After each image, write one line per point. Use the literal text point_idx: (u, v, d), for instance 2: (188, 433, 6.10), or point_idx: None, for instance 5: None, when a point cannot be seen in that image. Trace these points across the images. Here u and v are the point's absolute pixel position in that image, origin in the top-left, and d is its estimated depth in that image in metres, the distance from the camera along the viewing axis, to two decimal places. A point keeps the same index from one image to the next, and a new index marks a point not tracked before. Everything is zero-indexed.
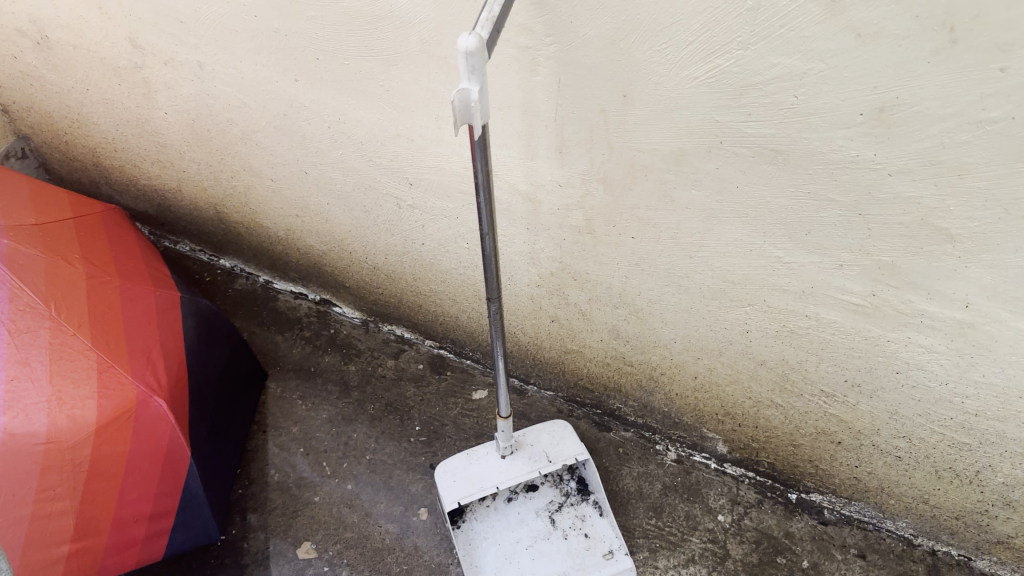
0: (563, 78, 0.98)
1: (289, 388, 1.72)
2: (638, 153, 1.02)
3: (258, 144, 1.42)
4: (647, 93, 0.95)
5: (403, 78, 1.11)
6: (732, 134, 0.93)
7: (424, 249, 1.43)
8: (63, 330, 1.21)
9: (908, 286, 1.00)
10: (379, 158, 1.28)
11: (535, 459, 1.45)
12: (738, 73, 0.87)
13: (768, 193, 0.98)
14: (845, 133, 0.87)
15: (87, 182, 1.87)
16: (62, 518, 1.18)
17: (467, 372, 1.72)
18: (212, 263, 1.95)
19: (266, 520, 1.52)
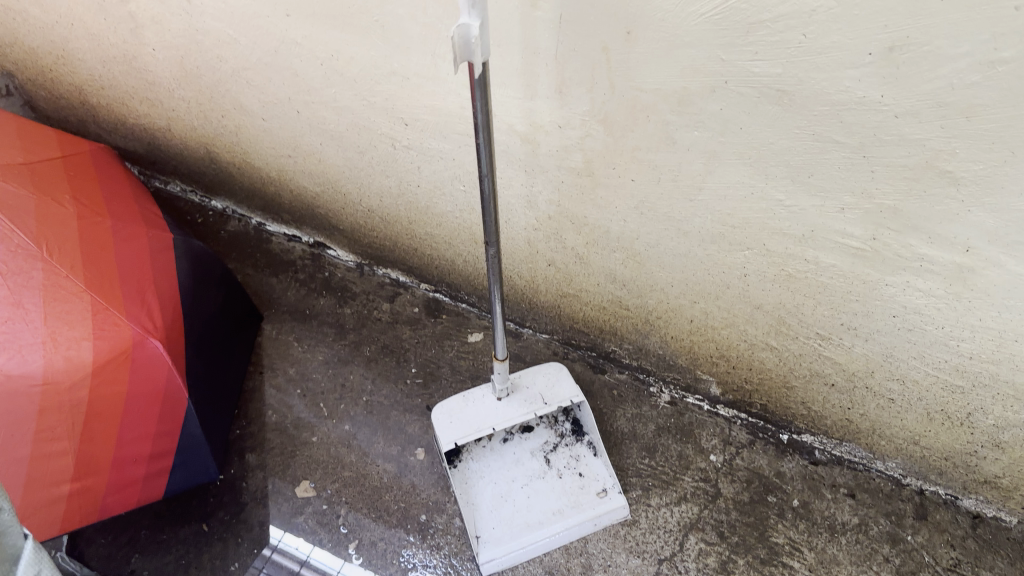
0: (563, 14, 0.95)
1: (284, 330, 1.72)
2: (640, 92, 1.00)
3: (249, 82, 1.39)
4: (651, 30, 0.92)
5: (398, 12, 1.07)
6: (737, 73, 0.91)
7: (419, 192, 1.42)
8: (56, 272, 1.21)
9: (909, 229, 0.99)
10: (373, 97, 1.26)
11: (531, 401, 1.48)
12: (746, 9, 0.84)
13: (771, 134, 0.97)
14: (853, 73, 0.85)
15: (74, 120, 1.83)
16: (61, 458, 1.16)
17: (462, 316, 1.72)
18: (204, 203, 1.92)
19: (264, 460, 1.55)
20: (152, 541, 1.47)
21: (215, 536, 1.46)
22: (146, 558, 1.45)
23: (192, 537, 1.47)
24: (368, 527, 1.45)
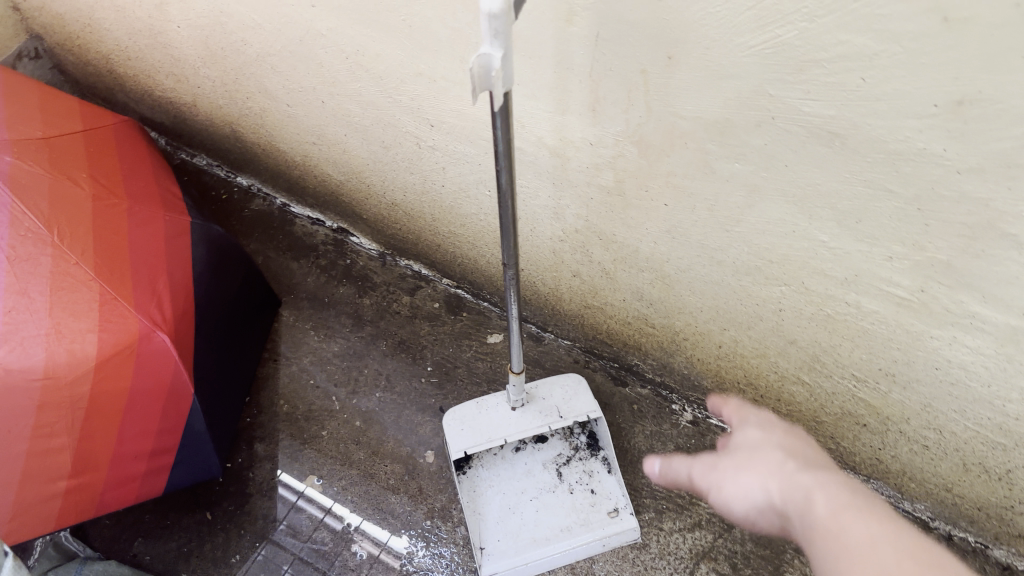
0: (601, 32, 0.88)
1: (301, 318, 1.69)
2: (679, 119, 0.93)
3: (274, 68, 1.33)
4: (694, 58, 0.84)
5: (427, 14, 1.01)
6: (786, 110, 0.83)
7: (444, 191, 1.36)
8: (65, 258, 1.18)
9: (962, 286, 0.91)
10: (399, 95, 1.19)
11: (545, 413, 1.43)
12: (800, 46, 0.76)
13: (818, 175, 0.89)
14: (914, 123, 0.76)
15: (102, 87, 1.79)
16: (59, 454, 1.13)
17: (483, 315, 1.67)
18: (230, 179, 1.88)
19: (274, 451, 1.53)
20: (156, 526, 1.46)
21: (218, 526, 1.45)
22: (149, 543, 1.44)
23: (196, 525, 1.45)
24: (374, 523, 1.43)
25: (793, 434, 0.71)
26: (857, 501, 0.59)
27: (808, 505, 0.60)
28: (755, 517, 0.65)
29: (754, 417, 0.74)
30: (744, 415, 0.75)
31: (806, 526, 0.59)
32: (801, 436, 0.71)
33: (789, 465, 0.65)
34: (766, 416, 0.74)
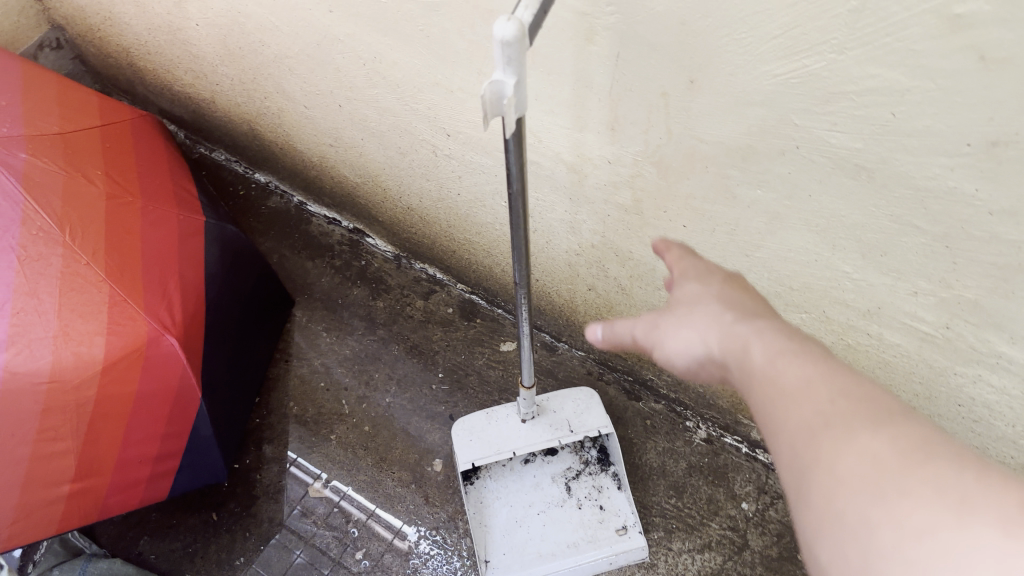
0: (621, 52, 0.85)
1: (314, 319, 1.68)
2: (700, 143, 0.90)
3: (291, 70, 1.31)
4: (717, 83, 0.81)
5: (445, 25, 0.98)
6: (812, 141, 0.80)
7: (459, 200, 1.34)
8: (76, 259, 1.17)
9: (989, 326, 0.88)
10: (416, 104, 1.17)
11: (556, 427, 1.40)
12: (828, 77, 0.73)
13: (843, 208, 0.86)
14: (945, 161, 0.73)
15: (122, 78, 1.79)
16: (63, 458, 1.13)
17: (497, 322, 1.64)
18: (248, 175, 1.87)
19: (282, 453, 1.52)
20: (162, 525, 1.46)
21: (224, 527, 1.44)
22: (154, 541, 1.45)
23: (202, 525, 1.45)
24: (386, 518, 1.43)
25: (733, 283, 0.70)
26: (794, 343, 0.57)
27: (744, 355, 0.59)
28: (698, 370, 0.66)
29: (694, 269, 0.73)
30: (683, 270, 0.73)
31: (740, 373, 0.59)
32: (743, 284, 0.70)
33: (726, 316, 0.64)
34: (708, 267, 0.72)
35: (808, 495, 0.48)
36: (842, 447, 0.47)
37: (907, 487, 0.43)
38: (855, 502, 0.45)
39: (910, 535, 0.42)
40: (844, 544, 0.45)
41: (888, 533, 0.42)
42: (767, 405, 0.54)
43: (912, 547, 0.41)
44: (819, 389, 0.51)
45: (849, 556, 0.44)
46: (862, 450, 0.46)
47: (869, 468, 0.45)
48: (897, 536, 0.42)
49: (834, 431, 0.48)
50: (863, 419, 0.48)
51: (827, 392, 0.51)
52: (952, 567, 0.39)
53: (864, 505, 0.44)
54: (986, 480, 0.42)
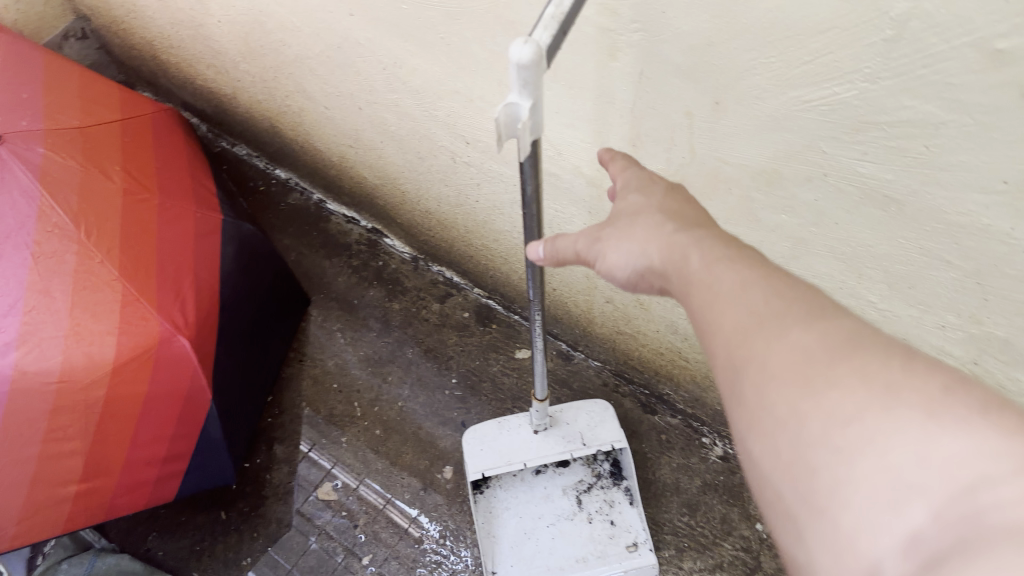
0: (645, 70, 0.82)
1: (329, 319, 1.67)
2: (724, 164, 0.87)
3: (312, 70, 1.30)
4: (743, 105, 0.78)
5: (466, 34, 0.96)
6: (840, 169, 0.77)
7: (477, 206, 1.32)
8: (90, 256, 1.16)
9: (1019, 364, 0.84)
10: (435, 110, 1.15)
11: (569, 440, 1.37)
12: (859, 106, 0.70)
13: (871, 238, 0.83)
14: (979, 197, 0.70)
15: (146, 70, 1.78)
16: (71, 459, 1.13)
17: (513, 328, 1.62)
18: (268, 171, 1.87)
19: (292, 454, 1.51)
20: (171, 522, 1.46)
21: (232, 527, 1.44)
22: (162, 538, 1.44)
23: (210, 524, 1.45)
24: (399, 513, 1.43)
25: (678, 193, 0.66)
26: (732, 250, 0.56)
27: (683, 264, 0.57)
28: (636, 281, 0.63)
29: (636, 177, 0.69)
30: (624, 181, 0.70)
31: (678, 282, 0.57)
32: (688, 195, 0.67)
33: (666, 227, 0.61)
34: (651, 176, 0.69)
35: (741, 392, 0.48)
36: (776, 345, 0.47)
37: (837, 379, 0.43)
38: (787, 396, 0.45)
39: (839, 425, 0.41)
40: (777, 438, 0.45)
41: (818, 427, 0.42)
42: (702, 310, 0.53)
43: (841, 436, 0.41)
44: (753, 292, 0.51)
45: (782, 450, 0.44)
46: (793, 345, 0.46)
47: (796, 362, 0.45)
48: (826, 428, 0.42)
49: (767, 330, 0.48)
50: (796, 317, 0.48)
51: (760, 295, 0.50)
52: (877, 455, 0.39)
53: (795, 397, 0.44)
54: (913, 370, 0.42)
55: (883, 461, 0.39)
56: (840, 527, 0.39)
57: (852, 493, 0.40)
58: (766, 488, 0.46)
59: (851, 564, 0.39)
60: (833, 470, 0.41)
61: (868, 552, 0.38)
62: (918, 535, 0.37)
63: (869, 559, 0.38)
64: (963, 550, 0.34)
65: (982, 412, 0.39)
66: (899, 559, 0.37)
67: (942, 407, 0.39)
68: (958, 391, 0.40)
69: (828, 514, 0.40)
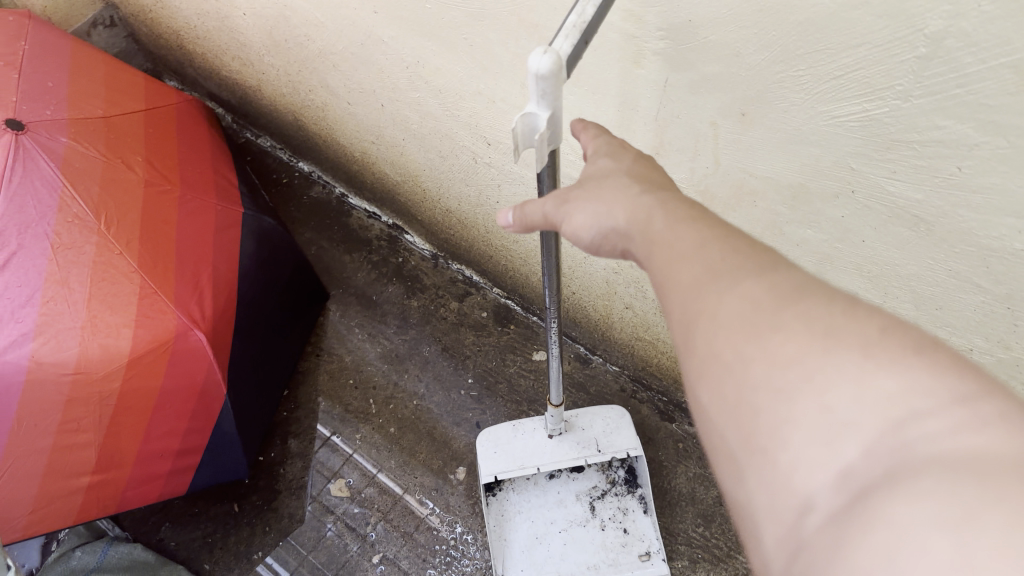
0: (670, 78, 0.80)
1: (347, 315, 1.66)
2: (749, 177, 0.85)
3: (335, 66, 1.29)
4: (770, 118, 0.76)
5: (489, 36, 0.94)
6: (869, 186, 0.75)
7: (498, 208, 1.30)
8: (109, 248, 1.16)
9: None
10: (457, 110, 1.13)
11: (584, 445, 1.35)
12: (890, 124, 0.68)
13: (898, 257, 0.80)
14: (1012, 222, 0.67)
15: (173, 59, 1.78)
16: (84, 450, 1.14)
17: (531, 329, 1.61)
18: (291, 163, 1.86)
19: (306, 449, 1.51)
20: (184, 513, 1.46)
21: (244, 520, 1.44)
22: (176, 529, 1.45)
23: (223, 516, 1.45)
24: (411, 512, 1.42)
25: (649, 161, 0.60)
26: (697, 211, 0.51)
27: (647, 228, 0.51)
28: (600, 244, 0.56)
29: (606, 147, 0.62)
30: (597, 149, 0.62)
31: (644, 242, 0.51)
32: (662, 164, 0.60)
33: (634, 188, 0.55)
34: (623, 144, 0.62)
35: (689, 340, 0.44)
36: (724, 293, 0.43)
37: (780, 320, 0.40)
38: (732, 341, 0.41)
39: (780, 367, 0.38)
40: (720, 381, 0.41)
41: (760, 370, 0.39)
42: (658, 268, 0.48)
43: (782, 378, 0.38)
44: (708, 246, 0.46)
45: (725, 396, 0.40)
46: (741, 293, 0.42)
47: (743, 311, 0.41)
48: (769, 372, 0.39)
49: (716, 280, 0.44)
50: (746, 267, 0.44)
51: (715, 248, 0.46)
52: (815, 394, 0.36)
53: (740, 342, 0.40)
54: (855, 313, 0.39)
55: (821, 400, 0.36)
56: (778, 468, 0.37)
57: (789, 433, 0.37)
58: (705, 430, 0.43)
59: (783, 502, 0.36)
60: (772, 412, 0.38)
61: (801, 491, 0.36)
62: (852, 470, 0.34)
63: (801, 495, 0.36)
64: (896, 485, 0.32)
65: (919, 350, 0.36)
66: (831, 496, 0.35)
67: (879, 344, 0.37)
68: (896, 329, 0.38)
69: (766, 455, 0.37)
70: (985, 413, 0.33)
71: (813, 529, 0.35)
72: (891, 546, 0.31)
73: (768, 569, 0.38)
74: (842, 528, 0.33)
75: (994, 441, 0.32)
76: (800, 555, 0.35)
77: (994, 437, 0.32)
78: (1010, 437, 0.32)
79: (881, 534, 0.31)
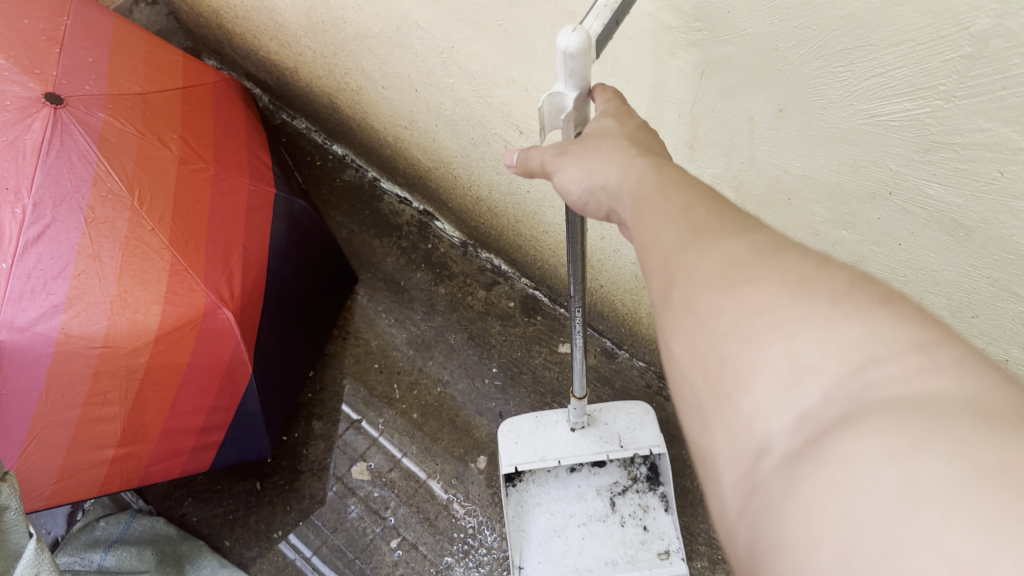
0: (706, 71, 0.78)
1: (375, 299, 1.66)
2: (785, 174, 0.82)
3: (371, 49, 1.28)
4: (808, 114, 0.74)
5: (524, 22, 0.93)
6: (907, 188, 0.73)
7: (529, 197, 1.29)
8: (142, 224, 1.17)
9: None
10: (490, 97, 1.12)
11: (606, 441, 1.34)
12: (931, 125, 0.65)
13: (935, 262, 0.78)
14: None
15: (212, 38, 1.79)
16: (110, 422, 1.15)
17: (558, 321, 1.59)
18: (325, 146, 1.86)
19: (330, 431, 1.52)
20: (207, 489, 1.47)
21: (266, 499, 1.45)
22: (198, 504, 1.46)
23: (245, 494, 1.46)
24: (433, 498, 1.42)
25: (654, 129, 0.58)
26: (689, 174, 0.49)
27: (640, 185, 0.49)
28: (586, 202, 0.55)
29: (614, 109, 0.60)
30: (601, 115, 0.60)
31: (631, 202, 0.49)
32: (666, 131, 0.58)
33: (632, 152, 0.53)
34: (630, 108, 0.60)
35: (665, 294, 0.42)
36: (704, 248, 0.42)
37: (755, 273, 0.39)
38: (706, 292, 0.40)
39: (749, 315, 0.38)
40: (691, 331, 0.40)
41: (731, 319, 0.38)
42: (642, 225, 0.47)
43: (751, 325, 0.37)
44: (692, 207, 0.45)
45: (695, 346, 0.39)
46: (719, 248, 0.41)
47: (720, 263, 0.40)
48: (740, 319, 0.38)
49: (697, 237, 0.43)
50: (726, 226, 0.43)
51: (701, 210, 0.45)
52: (780, 341, 0.36)
53: (714, 293, 0.39)
54: (826, 266, 0.38)
55: (788, 348, 0.36)
56: (739, 411, 0.36)
57: (754, 378, 0.36)
58: (671, 381, 0.42)
59: (741, 446, 0.36)
60: (739, 358, 0.37)
61: (760, 433, 0.35)
62: (810, 412, 0.34)
63: (759, 437, 0.35)
64: (849, 425, 0.32)
65: (885, 302, 0.36)
66: (789, 438, 0.34)
67: (847, 297, 0.36)
68: (866, 283, 0.37)
69: (730, 400, 0.37)
70: (944, 358, 0.33)
71: (768, 470, 0.34)
72: (840, 480, 0.31)
73: (724, 514, 0.37)
74: (798, 468, 0.33)
75: (949, 382, 0.32)
76: (755, 495, 0.35)
77: (950, 379, 0.32)
78: (965, 379, 0.32)
79: (833, 470, 0.31)
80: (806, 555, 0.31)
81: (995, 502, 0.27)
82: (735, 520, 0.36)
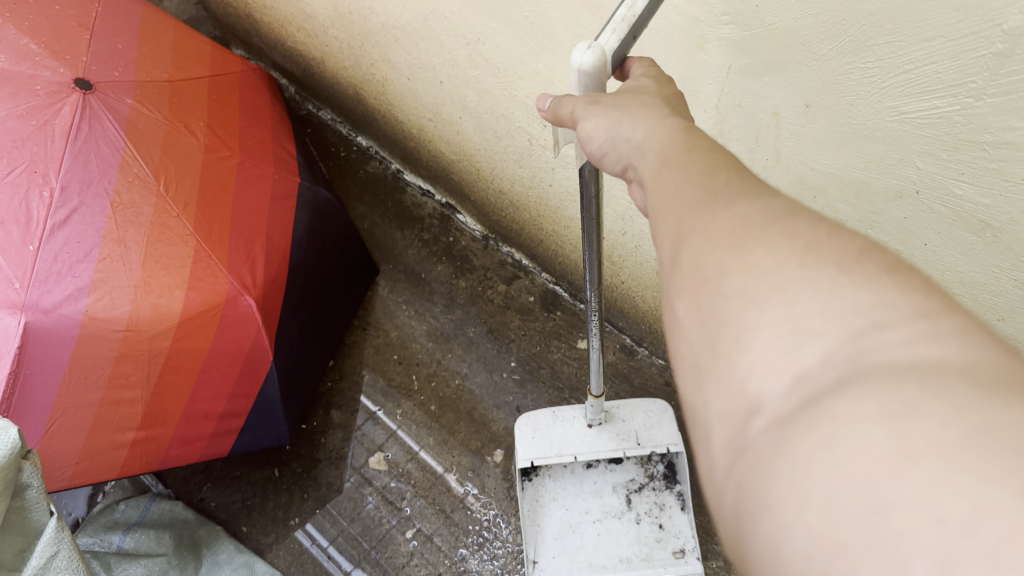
0: (733, 65, 0.78)
1: (396, 291, 1.67)
2: (810, 171, 0.82)
3: (397, 40, 1.28)
4: (835, 110, 0.73)
5: (550, 15, 0.93)
6: (935, 187, 0.72)
7: (551, 192, 1.29)
8: (167, 210, 1.18)
9: None
10: (515, 90, 1.12)
11: (623, 438, 1.33)
12: (961, 123, 0.64)
13: (960, 263, 0.77)
14: None
15: (240, 27, 1.81)
16: (131, 406, 1.16)
17: (578, 317, 1.58)
18: (350, 138, 1.87)
19: (348, 421, 1.53)
20: (226, 475, 1.49)
21: (284, 486, 1.46)
22: (216, 490, 1.48)
23: (263, 482, 1.47)
24: (449, 490, 1.43)
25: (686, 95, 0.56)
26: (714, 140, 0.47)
27: (669, 144, 0.47)
28: (605, 151, 0.54)
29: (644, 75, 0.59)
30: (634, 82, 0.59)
31: (656, 159, 0.47)
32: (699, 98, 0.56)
33: (666, 113, 0.51)
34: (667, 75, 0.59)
35: (676, 253, 0.41)
36: (719, 212, 0.40)
37: (765, 236, 0.37)
38: (715, 254, 0.38)
39: (756, 278, 0.36)
40: (696, 293, 0.38)
41: (737, 281, 0.36)
42: (660, 189, 0.45)
43: (756, 287, 0.36)
44: (715, 172, 0.43)
45: (698, 306, 0.38)
46: (734, 212, 0.39)
47: (733, 225, 0.39)
48: (744, 279, 0.36)
49: (714, 201, 0.41)
50: (741, 192, 0.41)
51: (723, 176, 0.43)
52: (783, 303, 0.34)
53: (723, 252, 0.38)
54: (839, 232, 0.36)
55: (790, 311, 0.34)
56: (735, 371, 0.35)
57: (754, 339, 0.35)
58: (671, 340, 0.40)
59: (733, 407, 0.35)
60: (740, 319, 0.35)
61: (754, 395, 0.34)
62: (806, 374, 0.33)
63: (752, 398, 0.34)
64: (845, 388, 0.31)
65: (894, 271, 0.34)
66: (784, 401, 0.33)
67: (856, 263, 0.34)
68: (876, 251, 0.35)
69: (728, 360, 0.35)
70: (946, 326, 0.31)
71: (756, 432, 0.33)
72: (830, 442, 0.29)
73: (712, 474, 0.36)
74: (788, 428, 0.31)
75: (950, 349, 0.30)
76: (743, 456, 0.33)
77: (952, 347, 0.31)
78: (965, 348, 0.30)
79: (824, 431, 0.30)
80: (793, 515, 0.30)
81: (988, 461, 0.26)
82: (723, 481, 0.35)
